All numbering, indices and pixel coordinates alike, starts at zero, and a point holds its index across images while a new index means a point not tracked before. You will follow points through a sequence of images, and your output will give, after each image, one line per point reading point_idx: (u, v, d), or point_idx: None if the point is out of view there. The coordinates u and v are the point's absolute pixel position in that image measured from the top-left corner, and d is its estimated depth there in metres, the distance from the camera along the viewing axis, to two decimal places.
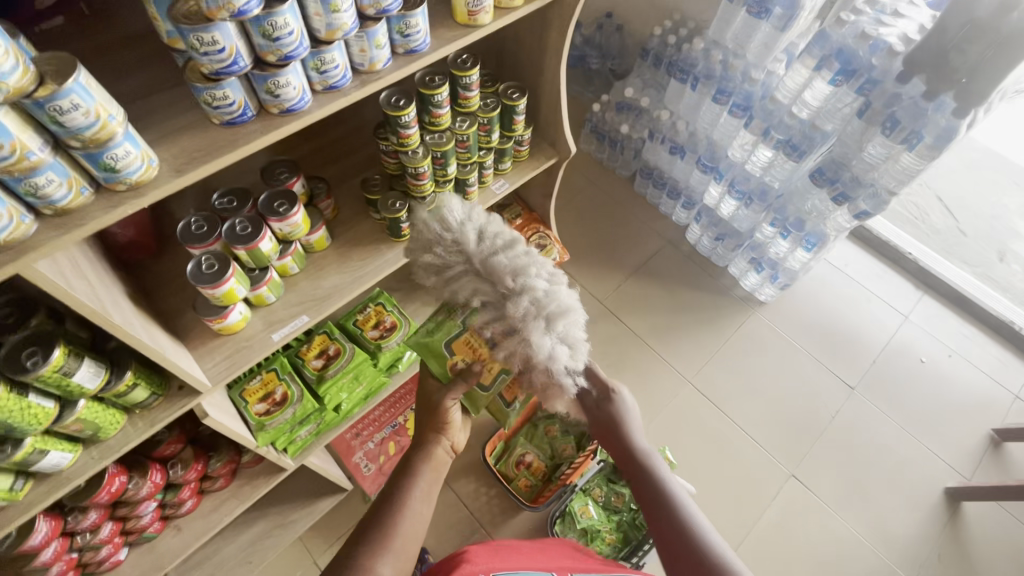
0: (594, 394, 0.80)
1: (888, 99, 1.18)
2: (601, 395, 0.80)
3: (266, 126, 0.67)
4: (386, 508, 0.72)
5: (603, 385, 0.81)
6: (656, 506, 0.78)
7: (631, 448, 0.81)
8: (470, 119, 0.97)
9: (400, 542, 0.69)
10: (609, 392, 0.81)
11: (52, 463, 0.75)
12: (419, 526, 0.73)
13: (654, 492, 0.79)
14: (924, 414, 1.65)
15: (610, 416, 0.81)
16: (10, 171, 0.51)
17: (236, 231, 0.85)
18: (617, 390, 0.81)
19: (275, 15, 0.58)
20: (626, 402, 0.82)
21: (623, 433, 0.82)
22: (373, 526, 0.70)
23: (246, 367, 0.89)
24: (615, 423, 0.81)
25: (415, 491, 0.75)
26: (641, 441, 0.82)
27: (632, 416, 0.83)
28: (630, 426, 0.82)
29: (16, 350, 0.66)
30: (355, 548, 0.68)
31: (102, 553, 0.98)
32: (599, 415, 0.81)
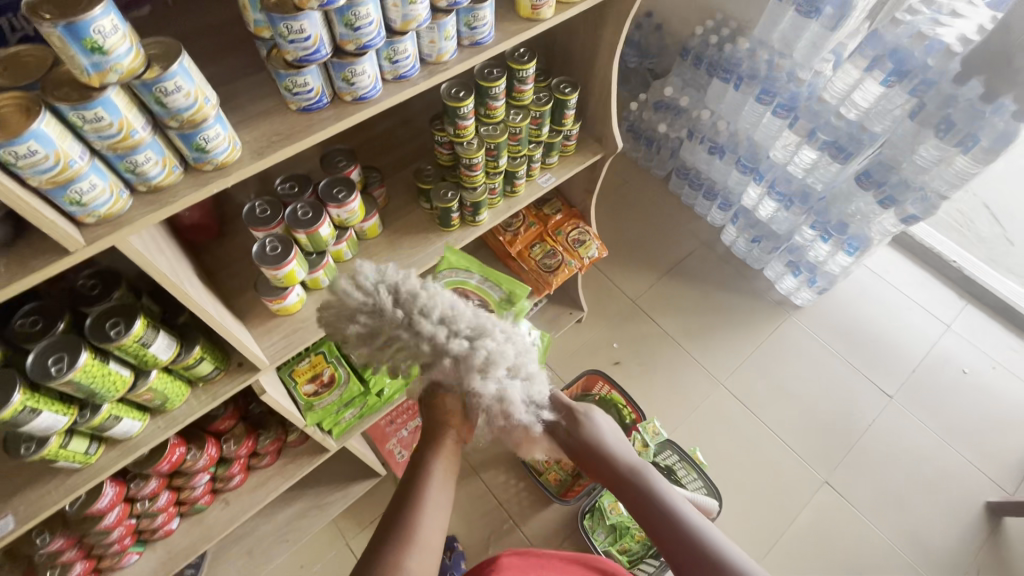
0: (561, 423, 0.73)
1: (943, 100, 1.16)
2: (566, 418, 0.74)
3: (339, 113, 0.70)
4: (405, 501, 0.66)
5: (566, 407, 0.74)
6: (658, 518, 0.68)
7: (613, 464, 0.72)
8: (523, 112, 1.00)
9: (424, 535, 0.64)
10: (575, 413, 0.74)
11: (123, 429, 0.79)
12: (442, 518, 0.66)
13: (650, 502, 0.70)
14: (964, 424, 1.61)
15: (587, 441, 0.73)
16: (114, 148, 0.54)
17: (298, 215, 0.88)
18: (582, 408, 0.74)
19: (359, 5, 0.60)
20: (595, 417, 0.75)
21: (602, 450, 0.73)
22: (391, 525, 0.64)
23: (303, 346, 0.92)
24: (592, 444, 0.73)
25: (433, 480, 0.68)
26: (621, 452, 0.73)
27: (607, 431, 0.75)
28: (608, 441, 0.74)
29: (100, 320, 0.70)
30: (376, 547, 0.62)
31: (158, 521, 1.04)
32: (571, 439, 0.74)
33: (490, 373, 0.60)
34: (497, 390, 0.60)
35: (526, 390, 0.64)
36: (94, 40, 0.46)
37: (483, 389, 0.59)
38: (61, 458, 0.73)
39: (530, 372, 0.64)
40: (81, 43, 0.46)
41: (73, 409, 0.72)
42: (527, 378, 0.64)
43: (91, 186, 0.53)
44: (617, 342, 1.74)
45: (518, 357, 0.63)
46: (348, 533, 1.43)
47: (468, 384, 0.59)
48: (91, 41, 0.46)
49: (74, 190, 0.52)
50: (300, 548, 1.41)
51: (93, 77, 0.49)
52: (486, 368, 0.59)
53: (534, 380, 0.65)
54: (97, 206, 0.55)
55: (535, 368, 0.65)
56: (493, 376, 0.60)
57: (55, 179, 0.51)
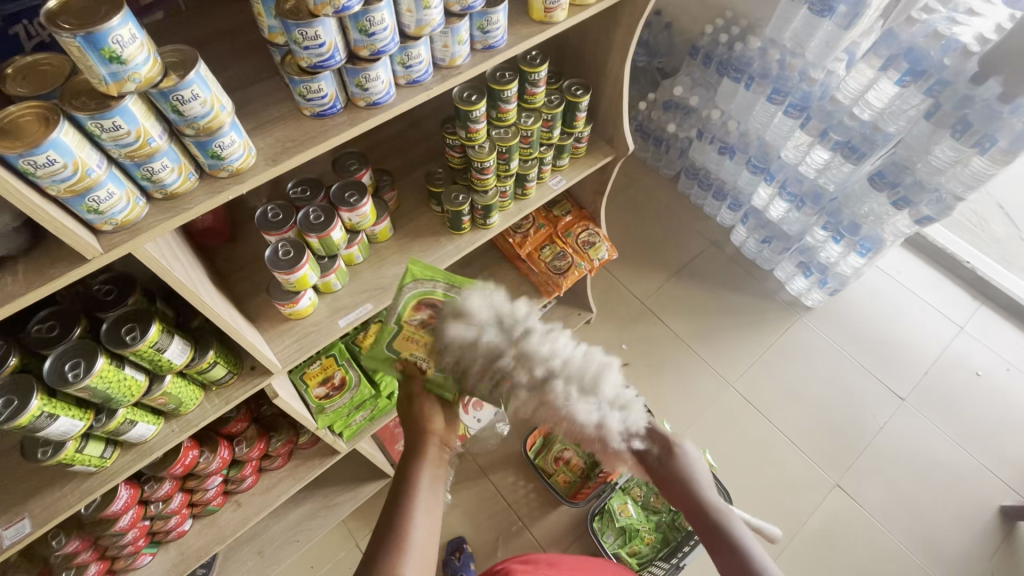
0: (654, 451, 0.72)
1: (959, 100, 1.14)
2: (659, 449, 0.72)
3: (353, 118, 0.69)
4: (396, 511, 0.70)
5: (662, 438, 0.73)
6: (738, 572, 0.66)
7: (702, 507, 0.69)
8: (535, 115, 1.00)
9: (417, 540, 0.68)
10: (670, 445, 0.73)
11: (138, 433, 0.79)
12: (434, 522, 0.71)
13: (732, 554, 0.67)
14: (980, 429, 1.59)
15: (677, 474, 0.71)
16: (132, 156, 0.54)
17: (310, 219, 0.88)
18: (678, 442, 0.73)
19: (374, 10, 0.60)
20: (689, 452, 0.73)
21: (693, 490, 0.70)
22: (386, 532, 0.68)
23: (315, 350, 0.92)
24: (683, 478, 0.71)
25: (421, 485, 0.72)
26: (710, 495, 0.70)
27: (700, 469, 0.73)
28: (699, 480, 0.71)
29: (116, 325, 0.71)
30: (374, 553, 0.66)
31: (171, 523, 1.05)
32: (662, 472, 0.72)
33: (596, 393, 0.68)
34: (599, 417, 0.68)
35: (625, 419, 0.70)
36: (112, 49, 0.46)
37: (587, 415, 0.67)
38: (77, 462, 0.74)
39: (628, 401, 0.71)
40: (98, 53, 0.46)
41: (88, 414, 0.72)
42: (626, 407, 0.71)
43: (109, 194, 0.53)
44: (626, 343, 1.73)
45: (617, 384, 0.71)
46: (358, 533, 1.44)
47: (576, 408, 0.67)
48: (109, 51, 0.46)
49: (91, 198, 0.52)
50: (311, 549, 1.42)
51: (111, 86, 0.49)
52: (591, 393, 0.68)
53: (630, 409, 0.71)
54: (114, 213, 0.55)
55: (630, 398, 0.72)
56: (598, 399, 0.68)
57: (73, 188, 0.51)
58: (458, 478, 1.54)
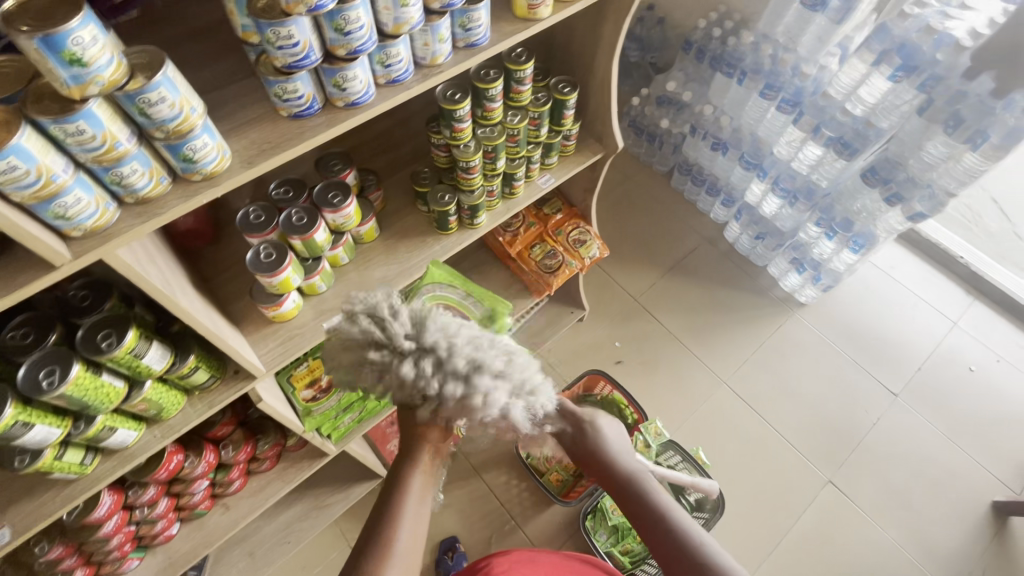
0: (569, 431, 0.74)
1: (952, 97, 1.14)
2: (572, 427, 0.74)
3: (331, 119, 0.68)
4: (383, 516, 0.69)
5: (573, 416, 0.74)
6: (659, 537, 0.68)
7: (620, 477, 0.72)
8: (521, 113, 0.98)
9: (403, 547, 0.67)
10: (583, 422, 0.74)
11: (119, 440, 0.78)
12: (420, 527, 0.71)
13: (653, 520, 0.69)
14: (972, 423, 1.59)
15: (592, 450, 0.73)
16: (99, 160, 0.53)
17: (293, 221, 0.87)
18: (589, 417, 0.74)
19: (349, 9, 0.58)
20: (601, 426, 0.75)
21: (609, 463, 0.72)
22: (373, 535, 0.68)
23: (300, 353, 0.91)
24: (598, 452, 0.73)
25: (411, 492, 0.71)
26: (626, 464, 0.73)
27: (614, 441, 0.75)
28: (613, 452, 0.73)
29: (92, 331, 0.69)
30: (358, 557, 0.66)
31: (157, 527, 1.04)
32: (579, 449, 0.74)
33: (493, 388, 0.58)
34: (503, 406, 0.58)
35: (530, 405, 0.61)
36: (73, 52, 0.45)
37: (488, 408, 0.57)
38: (56, 470, 0.73)
39: (535, 384, 0.61)
40: (59, 56, 0.45)
41: (66, 421, 0.71)
42: (533, 392, 0.61)
43: (76, 200, 0.52)
44: (619, 341, 1.72)
45: (524, 369, 0.61)
46: (350, 534, 1.43)
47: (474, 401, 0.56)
48: (70, 54, 0.45)
49: (58, 205, 0.51)
50: (302, 550, 1.41)
51: (74, 89, 0.47)
52: (492, 383, 0.58)
53: (539, 392, 0.62)
54: (82, 219, 0.54)
55: (537, 380, 0.62)
56: (496, 394, 0.57)
57: (38, 194, 0.49)
58: (451, 478, 1.53)
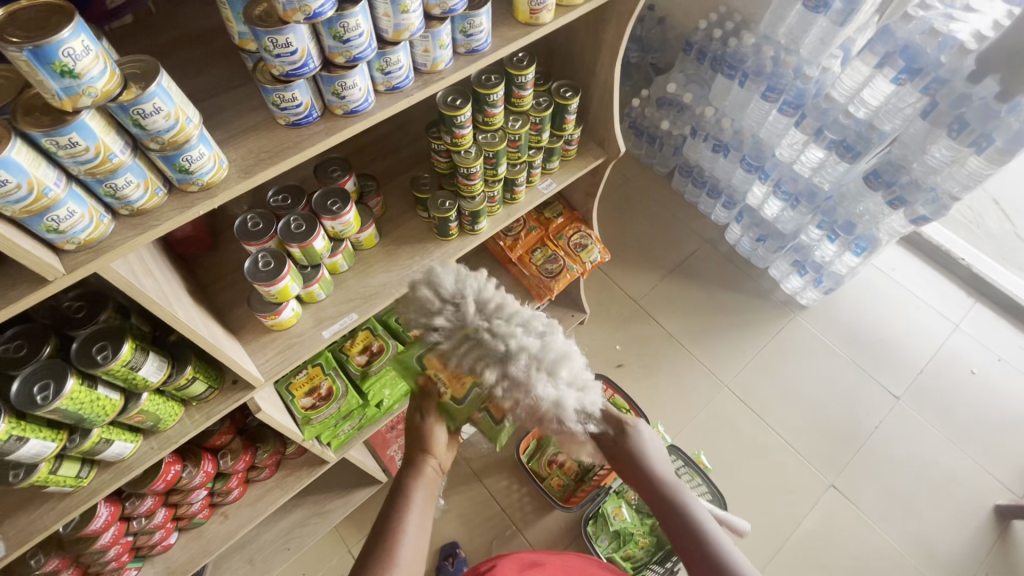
0: (611, 434, 0.71)
1: (956, 100, 1.12)
2: (614, 430, 0.71)
3: (330, 127, 0.67)
4: (388, 523, 0.69)
5: (617, 419, 0.72)
6: (695, 550, 0.67)
7: (655, 482, 0.71)
8: (522, 118, 0.97)
9: (406, 558, 0.67)
10: (625, 426, 0.72)
11: (115, 452, 0.77)
12: (422, 541, 0.69)
13: (684, 526, 0.69)
14: (974, 427, 1.58)
15: (633, 456, 0.71)
16: (93, 173, 0.52)
17: (291, 229, 0.86)
18: (632, 422, 0.72)
19: (348, 16, 0.57)
20: (643, 432, 0.73)
21: (646, 467, 0.71)
22: (373, 548, 0.67)
23: (299, 362, 0.89)
24: (639, 460, 0.71)
25: (414, 504, 0.71)
26: (665, 471, 0.72)
27: (650, 445, 0.73)
28: (651, 457, 0.72)
29: (86, 344, 0.68)
30: (362, 564, 0.66)
31: (155, 537, 1.03)
32: (619, 454, 0.72)
33: (554, 375, 0.61)
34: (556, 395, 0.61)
35: (580, 401, 0.64)
36: (64, 63, 0.44)
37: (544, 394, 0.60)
38: (52, 483, 0.71)
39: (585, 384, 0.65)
40: (49, 67, 0.43)
41: (61, 434, 0.70)
42: (581, 390, 0.65)
43: (69, 212, 0.51)
44: (620, 344, 1.71)
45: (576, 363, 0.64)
46: (350, 540, 1.42)
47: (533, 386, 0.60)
48: (61, 65, 0.44)
49: (50, 218, 0.50)
50: (301, 557, 1.40)
51: (65, 101, 0.46)
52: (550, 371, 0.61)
53: (588, 390, 0.66)
54: (76, 232, 0.52)
55: (586, 378, 0.66)
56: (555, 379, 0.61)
57: (30, 208, 0.48)
58: (451, 483, 1.52)
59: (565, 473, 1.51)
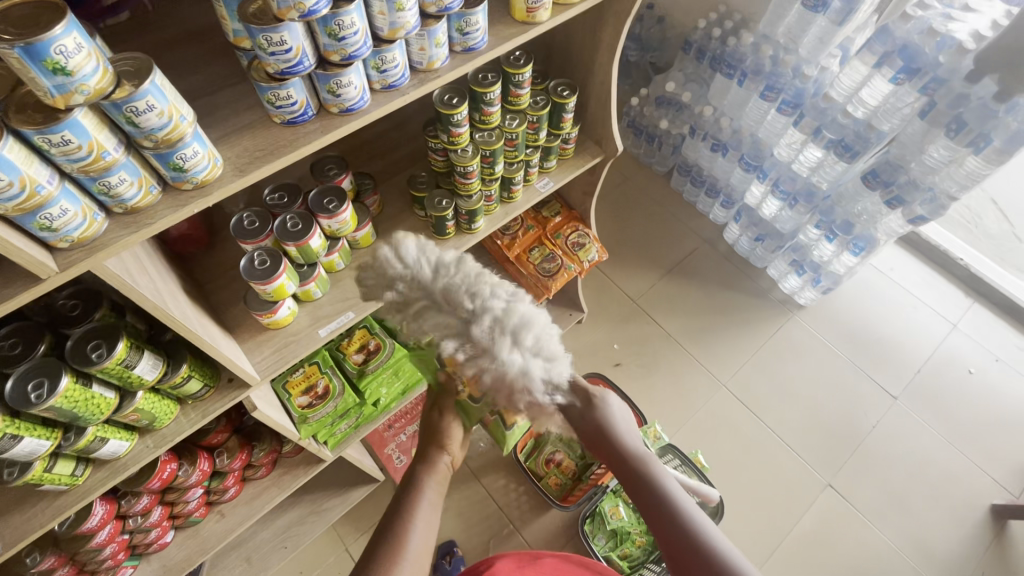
0: (577, 404, 0.69)
1: (954, 100, 1.12)
2: (581, 401, 0.69)
3: (325, 126, 0.67)
4: (396, 517, 0.69)
5: (584, 391, 0.70)
6: (666, 522, 0.67)
7: (624, 454, 0.70)
8: (520, 117, 0.97)
9: (413, 552, 0.66)
10: (591, 396, 0.70)
11: (110, 450, 0.77)
12: (430, 537, 0.69)
13: (654, 497, 0.69)
14: (970, 425, 1.59)
15: (601, 428, 0.70)
16: (86, 171, 0.52)
17: (287, 227, 0.85)
18: (598, 393, 0.70)
19: (343, 14, 0.57)
20: (611, 404, 0.72)
21: (614, 439, 0.70)
22: (381, 542, 0.67)
23: (295, 360, 0.89)
24: (605, 430, 0.70)
25: (425, 500, 0.71)
26: (633, 444, 0.71)
27: (617, 417, 0.72)
28: (619, 428, 0.71)
29: (81, 342, 0.68)
30: (369, 559, 0.65)
31: (152, 535, 1.03)
32: (586, 425, 0.70)
33: (520, 342, 0.61)
34: (521, 362, 0.60)
35: (548, 372, 0.63)
36: (56, 60, 0.43)
37: (508, 359, 0.60)
38: (46, 482, 0.71)
39: (555, 354, 0.63)
40: (41, 65, 0.43)
41: (56, 433, 0.70)
42: (551, 360, 0.63)
43: (62, 211, 0.51)
44: (618, 343, 1.71)
45: (544, 333, 0.63)
46: (347, 539, 1.42)
47: (497, 351, 0.60)
48: (53, 62, 0.43)
49: (43, 216, 0.50)
50: (298, 556, 1.40)
51: (57, 98, 0.46)
52: (514, 336, 0.60)
53: (557, 360, 0.64)
54: (69, 230, 0.52)
55: (557, 348, 0.64)
56: (518, 346, 0.60)
57: (22, 206, 0.48)
58: (448, 481, 1.52)
59: (564, 471, 1.50)
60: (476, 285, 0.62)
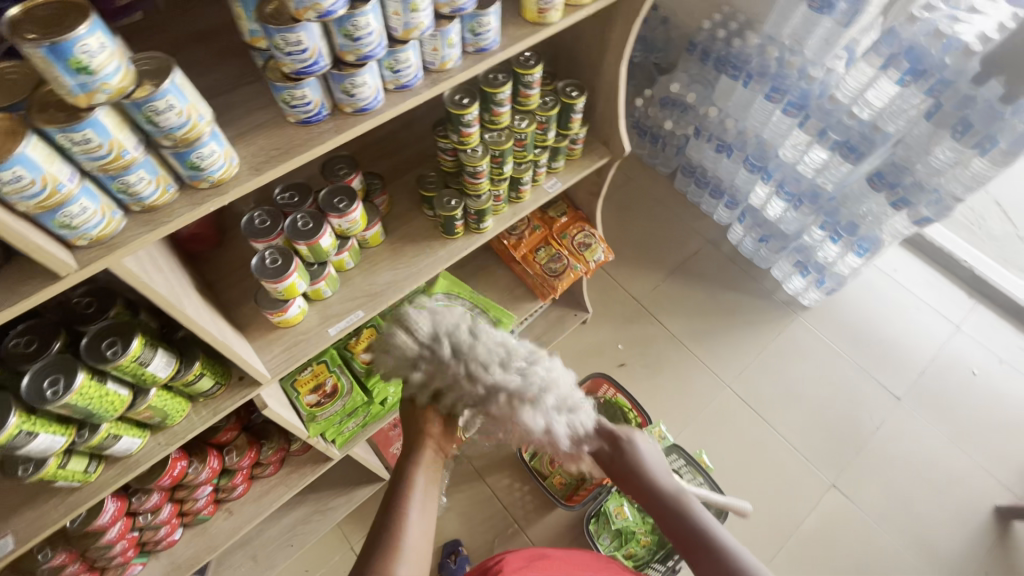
0: (605, 447, 0.75)
1: (960, 101, 1.13)
2: (608, 445, 0.75)
3: (339, 126, 0.67)
4: (388, 518, 0.64)
5: (609, 433, 0.75)
6: (701, 551, 0.66)
7: (658, 491, 0.71)
8: (528, 118, 0.97)
9: (410, 554, 0.62)
10: (619, 439, 0.75)
11: (123, 447, 0.77)
12: (428, 522, 0.66)
13: (689, 529, 0.68)
14: (976, 428, 1.59)
15: (630, 467, 0.73)
16: (106, 169, 0.52)
17: (298, 226, 0.86)
18: (626, 435, 0.75)
19: (359, 15, 0.58)
20: (638, 444, 0.75)
21: (646, 478, 0.72)
22: (375, 544, 0.62)
23: (305, 359, 0.90)
24: (636, 469, 0.73)
25: (417, 484, 0.68)
26: (666, 481, 0.72)
27: (649, 457, 0.75)
28: (649, 466, 0.73)
29: (96, 339, 0.68)
30: (369, 550, 0.62)
31: (161, 533, 1.03)
32: (616, 467, 0.74)
33: (542, 404, 0.67)
34: (546, 422, 0.67)
35: (571, 422, 0.70)
36: (80, 59, 0.44)
37: (534, 423, 0.66)
38: (60, 478, 0.72)
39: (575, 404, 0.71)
40: (65, 64, 0.44)
41: (70, 429, 0.70)
42: (572, 410, 0.70)
43: (83, 209, 0.51)
44: (622, 343, 1.72)
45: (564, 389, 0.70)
46: (353, 537, 1.42)
47: (523, 417, 0.66)
48: (77, 61, 0.44)
49: (64, 214, 0.50)
50: (304, 554, 1.40)
51: (80, 97, 0.46)
52: (536, 399, 0.67)
53: (577, 410, 0.71)
54: (88, 228, 0.53)
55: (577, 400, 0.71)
56: (542, 407, 0.67)
57: (44, 204, 0.49)
58: (454, 480, 1.53)
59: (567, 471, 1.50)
60: (495, 355, 0.67)
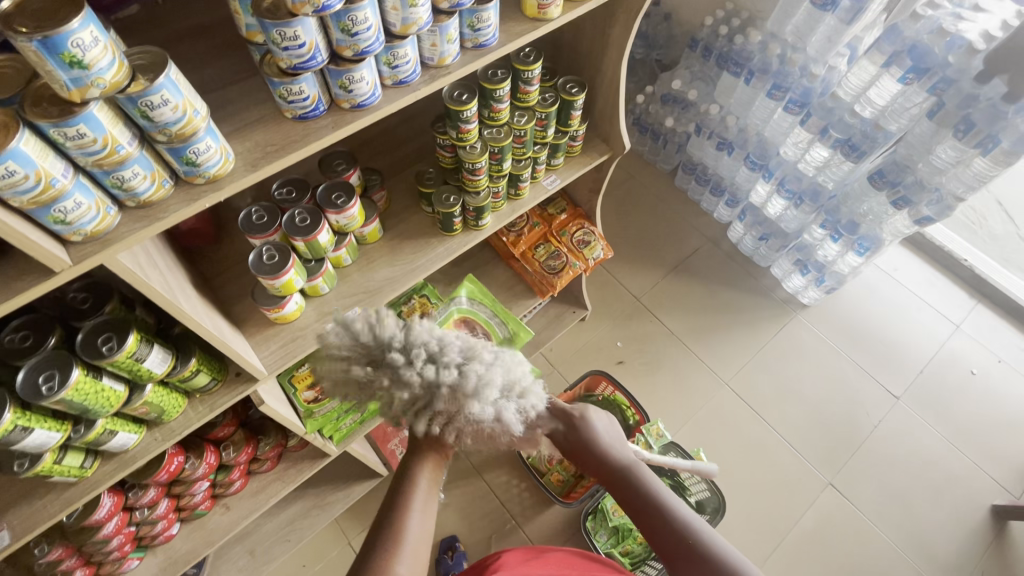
0: (559, 427, 0.69)
1: (963, 100, 1.11)
2: (563, 425, 0.69)
3: (336, 121, 0.67)
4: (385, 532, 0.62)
5: (563, 412, 0.70)
6: (659, 529, 0.67)
7: (611, 466, 0.70)
8: (528, 114, 0.96)
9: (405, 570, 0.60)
10: (573, 419, 0.70)
11: (120, 443, 0.77)
12: (429, 522, 0.65)
13: (645, 503, 0.69)
14: (971, 426, 1.59)
15: (585, 445, 0.70)
16: (100, 164, 0.52)
17: (296, 222, 0.85)
18: (580, 412, 0.70)
19: (356, 10, 0.57)
20: (594, 423, 0.70)
21: (601, 455, 0.70)
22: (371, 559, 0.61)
23: (302, 356, 0.89)
24: (589, 445, 0.70)
25: (419, 486, 0.66)
26: (620, 456, 0.71)
27: (605, 434, 0.71)
28: (606, 445, 0.70)
29: (92, 335, 0.68)
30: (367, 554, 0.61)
31: (158, 527, 1.03)
32: (570, 445, 0.70)
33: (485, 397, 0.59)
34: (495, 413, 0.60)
35: (523, 408, 0.63)
36: (73, 54, 0.43)
37: (481, 416, 0.59)
38: (56, 473, 0.72)
39: (525, 387, 0.63)
40: (58, 58, 0.43)
41: (66, 425, 0.70)
42: (522, 395, 0.63)
43: (76, 204, 0.51)
44: (621, 341, 1.71)
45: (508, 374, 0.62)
46: (350, 533, 1.43)
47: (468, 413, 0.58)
48: (70, 55, 0.43)
49: (58, 209, 0.50)
50: (301, 549, 1.41)
51: (74, 92, 0.46)
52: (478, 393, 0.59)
53: (529, 394, 0.64)
54: (83, 224, 0.52)
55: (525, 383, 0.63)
56: (485, 399, 0.59)
57: (37, 199, 0.48)
58: (452, 477, 1.53)
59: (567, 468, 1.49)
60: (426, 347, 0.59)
